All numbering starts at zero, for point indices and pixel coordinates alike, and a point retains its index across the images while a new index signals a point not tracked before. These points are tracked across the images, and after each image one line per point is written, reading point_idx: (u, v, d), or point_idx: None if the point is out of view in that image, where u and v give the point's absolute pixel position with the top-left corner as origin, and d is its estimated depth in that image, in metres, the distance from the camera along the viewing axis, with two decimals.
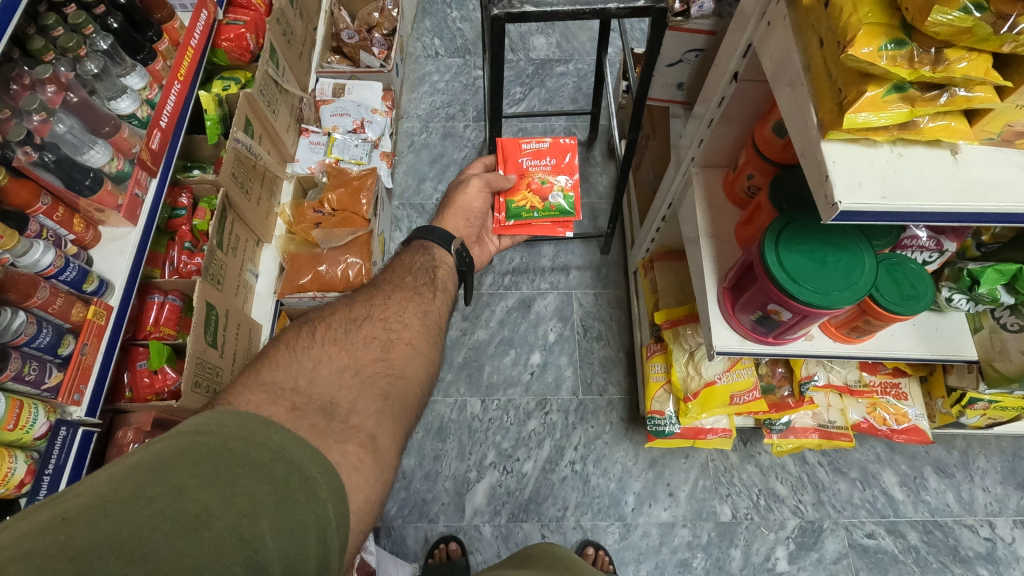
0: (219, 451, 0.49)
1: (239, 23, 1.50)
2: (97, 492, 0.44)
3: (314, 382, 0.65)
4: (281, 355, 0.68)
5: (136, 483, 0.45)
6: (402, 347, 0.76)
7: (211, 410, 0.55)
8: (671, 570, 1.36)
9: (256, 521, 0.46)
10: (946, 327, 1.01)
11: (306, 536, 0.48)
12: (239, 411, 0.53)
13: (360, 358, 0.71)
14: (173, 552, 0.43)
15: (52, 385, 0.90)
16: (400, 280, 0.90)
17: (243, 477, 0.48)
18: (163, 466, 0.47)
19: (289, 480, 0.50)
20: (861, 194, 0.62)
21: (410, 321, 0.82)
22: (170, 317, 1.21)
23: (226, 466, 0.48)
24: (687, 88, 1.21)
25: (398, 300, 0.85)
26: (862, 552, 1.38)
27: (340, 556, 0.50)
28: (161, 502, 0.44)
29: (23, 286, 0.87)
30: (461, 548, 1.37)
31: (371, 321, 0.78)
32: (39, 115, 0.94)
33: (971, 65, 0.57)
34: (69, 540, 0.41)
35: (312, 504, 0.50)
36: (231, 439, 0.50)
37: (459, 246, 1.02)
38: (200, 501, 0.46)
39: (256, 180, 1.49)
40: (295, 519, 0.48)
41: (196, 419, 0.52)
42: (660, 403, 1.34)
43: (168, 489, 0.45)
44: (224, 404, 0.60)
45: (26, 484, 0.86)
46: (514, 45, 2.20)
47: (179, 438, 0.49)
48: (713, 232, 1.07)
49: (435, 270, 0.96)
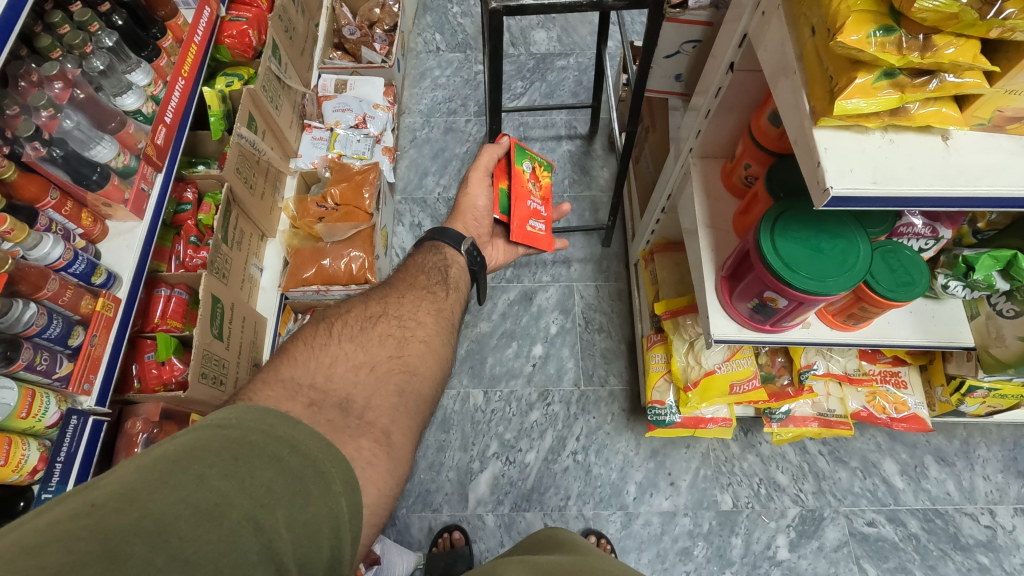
0: (240, 443, 0.50)
1: (242, 19, 1.51)
2: (124, 480, 0.45)
3: (330, 379, 0.67)
4: (299, 352, 0.70)
5: (160, 472, 0.46)
6: (416, 344, 0.78)
7: (232, 403, 0.56)
8: (672, 559, 1.37)
9: (273, 512, 0.48)
10: (943, 315, 1.02)
11: (319, 528, 0.50)
12: (259, 405, 0.54)
13: (376, 355, 0.73)
14: (194, 539, 0.44)
15: (63, 374, 0.93)
16: (411, 279, 0.92)
17: (262, 469, 0.49)
18: (186, 456, 0.48)
19: (304, 474, 0.51)
20: (853, 180, 0.63)
21: (423, 318, 0.84)
22: (176, 310, 1.24)
23: (246, 457, 0.50)
24: (685, 80, 1.22)
25: (412, 298, 0.87)
26: (862, 540, 1.39)
27: (352, 549, 0.52)
28: (183, 490, 0.46)
29: (34, 278, 0.89)
30: (464, 537, 1.38)
31: (386, 318, 0.80)
32: (47, 111, 0.96)
33: (959, 50, 0.58)
34: (99, 525, 0.43)
35: (326, 498, 0.51)
36: (251, 432, 0.51)
37: (469, 246, 1.03)
38: (221, 491, 0.47)
39: (260, 175, 1.50)
40: (309, 511, 0.49)
41: (217, 413, 0.53)
42: (661, 393, 1.36)
43: (190, 478, 0.47)
44: (243, 400, 0.61)
45: (39, 472, 0.88)
46: (514, 40, 2.21)
47: (201, 430, 0.50)
48: (711, 222, 1.08)
49: (446, 268, 0.97)
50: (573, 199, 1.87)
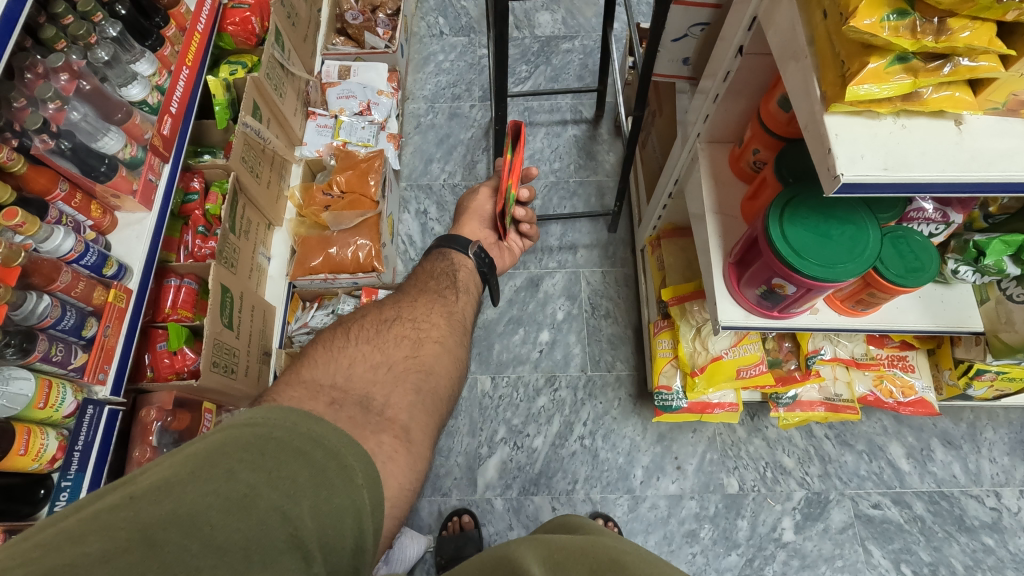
0: (266, 440, 0.51)
1: (245, 6, 1.50)
2: (159, 474, 0.46)
3: (350, 379, 0.68)
4: (319, 355, 0.71)
5: (193, 467, 0.47)
6: (431, 345, 0.79)
7: (256, 403, 0.57)
8: (678, 541, 1.39)
9: (298, 503, 0.48)
10: (953, 299, 1.01)
11: (343, 519, 0.50)
12: (284, 404, 0.55)
13: (392, 355, 0.74)
14: (225, 527, 0.45)
15: (79, 365, 0.94)
16: (422, 284, 0.93)
17: (287, 463, 0.50)
18: (216, 452, 0.49)
19: (327, 468, 0.51)
20: (863, 166, 0.62)
21: (436, 320, 0.84)
22: (187, 300, 1.25)
23: (271, 452, 0.50)
24: (693, 63, 1.19)
25: (424, 302, 0.87)
26: (868, 522, 1.40)
27: (374, 540, 0.53)
28: (215, 482, 0.47)
29: (47, 270, 0.90)
30: (473, 521, 1.41)
31: (400, 321, 0.81)
32: (53, 103, 0.96)
33: (974, 34, 0.57)
34: (137, 515, 0.43)
35: (348, 489, 0.51)
36: (277, 428, 0.52)
37: (477, 249, 1.03)
38: (250, 483, 0.48)
39: (266, 164, 1.51)
40: (333, 502, 0.50)
41: (243, 413, 0.54)
42: (668, 378, 1.36)
43: (221, 472, 0.47)
44: (268, 401, 0.62)
45: (59, 460, 0.90)
46: (519, 23, 2.18)
47: (229, 430, 0.51)
48: (718, 207, 1.07)
49: (454, 272, 0.98)
50: (579, 183, 1.86)
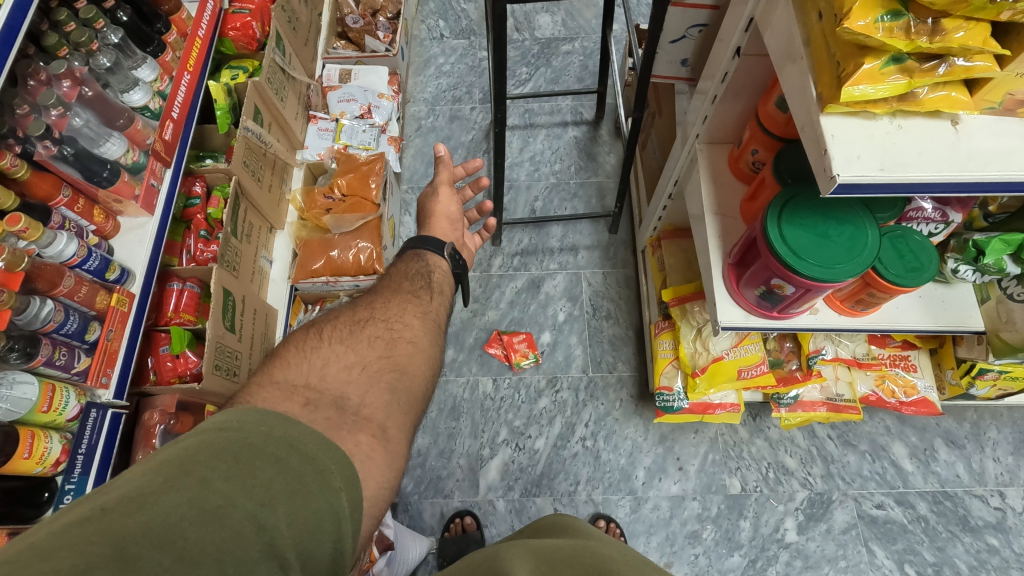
0: (240, 446, 0.52)
1: (245, 11, 1.54)
2: (131, 486, 0.46)
3: (324, 379, 0.68)
4: (291, 355, 0.72)
5: (165, 477, 0.47)
6: (404, 345, 0.79)
7: (233, 408, 0.58)
8: (681, 542, 1.39)
9: (273, 510, 0.49)
10: (954, 299, 1.01)
11: (321, 524, 0.51)
12: (259, 410, 0.56)
13: (366, 355, 0.74)
14: (198, 538, 0.45)
15: (81, 369, 0.95)
16: (397, 285, 0.93)
17: (262, 470, 0.50)
18: (190, 461, 0.49)
19: (304, 473, 0.52)
20: (860, 167, 0.62)
21: (410, 320, 0.84)
22: (189, 303, 1.26)
23: (246, 459, 0.51)
24: (692, 65, 1.19)
25: (398, 302, 0.87)
26: (871, 522, 1.40)
27: (353, 543, 0.53)
28: (188, 492, 0.47)
29: (50, 275, 0.91)
30: (476, 522, 1.42)
31: (374, 322, 0.81)
32: (56, 110, 0.97)
33: (968, 34, 0.57)
34: (109, 529, 0.43)
35: (326, 494, 0.52)
36: (251, 434, 0.53)
37: (451, 251, 1.04)
38: (224, 493, 0.48)
39: (268, 168, 1.52)
40: (309, 508, 0.50)
41: (219, 417, 0.55)
42: (669, 379, 1.36)
43: (195, 480, 0.48)
44: (241, 401, 0.63)
45: (62, 464, 0.91)
46: (519, 25, 2.18)
47: (203, 436, 0.52)
48: (717, 207, 1.07)
49: (430, 274, 0.98)
50: (580, 184, 1.86)
